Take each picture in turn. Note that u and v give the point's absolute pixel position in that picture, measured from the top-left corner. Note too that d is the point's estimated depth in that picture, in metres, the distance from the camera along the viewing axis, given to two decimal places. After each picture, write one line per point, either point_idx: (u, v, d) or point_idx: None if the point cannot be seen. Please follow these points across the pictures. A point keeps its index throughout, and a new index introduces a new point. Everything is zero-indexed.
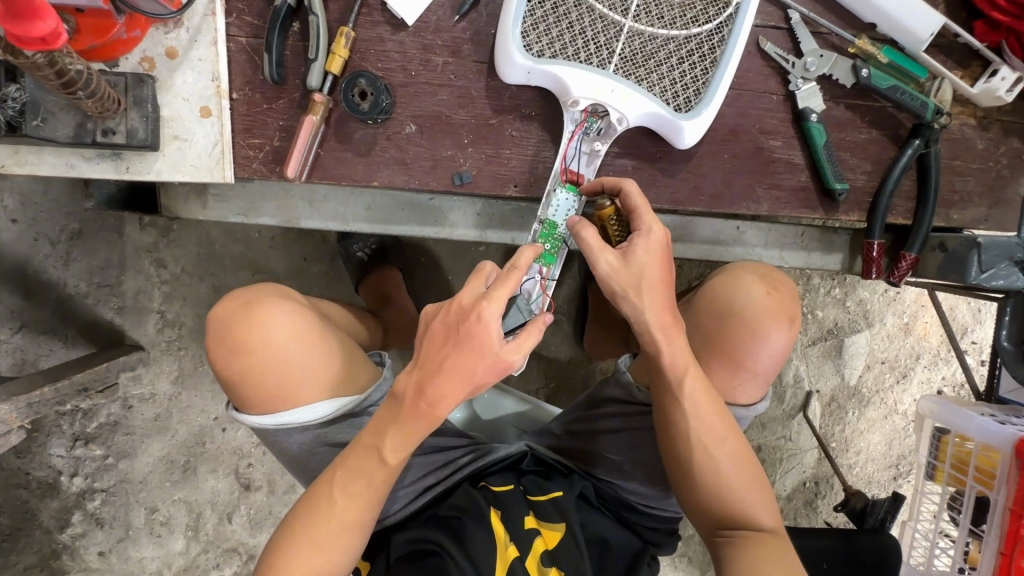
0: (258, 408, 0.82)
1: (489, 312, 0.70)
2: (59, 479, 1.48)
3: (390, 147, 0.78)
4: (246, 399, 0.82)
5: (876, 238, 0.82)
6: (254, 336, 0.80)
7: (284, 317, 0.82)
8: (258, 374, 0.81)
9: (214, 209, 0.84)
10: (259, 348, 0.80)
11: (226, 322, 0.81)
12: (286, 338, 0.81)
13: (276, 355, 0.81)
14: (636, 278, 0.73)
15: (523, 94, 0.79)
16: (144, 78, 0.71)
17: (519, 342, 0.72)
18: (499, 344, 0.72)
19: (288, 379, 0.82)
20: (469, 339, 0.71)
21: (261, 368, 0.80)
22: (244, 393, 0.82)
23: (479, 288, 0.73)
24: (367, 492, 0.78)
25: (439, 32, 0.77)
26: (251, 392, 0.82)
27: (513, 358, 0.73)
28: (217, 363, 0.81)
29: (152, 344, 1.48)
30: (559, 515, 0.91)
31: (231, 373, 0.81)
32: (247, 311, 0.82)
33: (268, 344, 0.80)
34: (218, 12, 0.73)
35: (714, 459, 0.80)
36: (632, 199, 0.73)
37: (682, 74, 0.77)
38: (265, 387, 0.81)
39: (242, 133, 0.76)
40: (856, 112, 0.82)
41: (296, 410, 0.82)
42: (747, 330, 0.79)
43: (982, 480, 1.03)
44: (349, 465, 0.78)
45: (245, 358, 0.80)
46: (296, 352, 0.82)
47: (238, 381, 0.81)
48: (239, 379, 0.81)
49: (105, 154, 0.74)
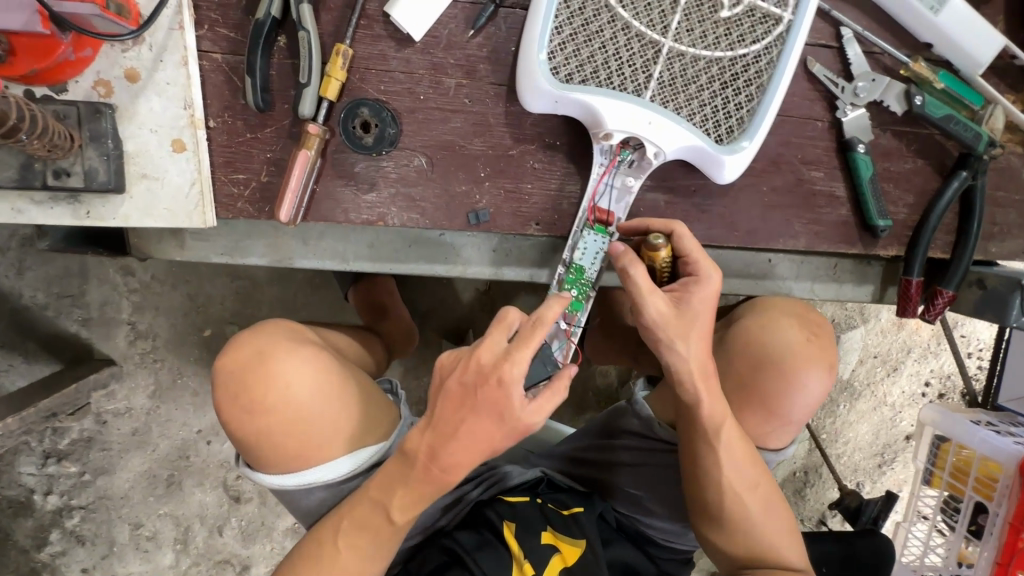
0: (276, 468, 0.73)
1: (512, 377, 0.62)
2: (32, 497, 1.38)
3: (396, 183, 0.69)
4: (261, 459, 0.73)
5: (915, 275, 0.78)
6: (271, 392, 0.70)
7: (304, 369, 0.72)
8: (276, 434, 0.71)
9: (192, 248, 0.73)
10: (277, 406, 0.70)
11: (237, 375, 0.71)
12: (308, 393, 0.72)
13: (297, 412, 0.71)
14: (688, 326, 0.67)
15: (547, 121, 0.70)
16: (102, 108, 0.59)
17: (540, 405, 0.65)
18: (521, 407, 0.65)
19: (310, 437, 0.72)
20: (489, 404, 0.64)
21: (280, 427, 0.71)
22: (260, 453, 0.72)
23: (498, 346, 0.65)
24: (373, 545, 0.72)
25: (451, 49, 0.66)
26: (267, 452, 0.72)
27: (533, 421, 0.66)
28: (227, 421, 0.72)
29: (123, 357, 1.36)
30: (579, 531, 0.87)
31: (245, 434, 0.71)
32: (262, 363, 0.71)
33: (288, 401, 0.71)
34: (187, 25, 0.61)
35: (746, 506, 0.75)
36: (685, 242, 0.68)
37: (725, 100, 0.68)
38: (284, 447, 0.72)
39: (222, 168, 0.65)
40: (902, 140, 0.76)
41: (318, 468, 0.74)
42: (781, 376, 0.74)
43: (981, 491, 0.96)
44: (354, 516, 0.71)
45: (262, 418, 0.70)
46: (319, 408, 0.72)
47: (253, 441, 0.72)
48: (255, 439, 0.71)
49: (58, 196, 0.62)
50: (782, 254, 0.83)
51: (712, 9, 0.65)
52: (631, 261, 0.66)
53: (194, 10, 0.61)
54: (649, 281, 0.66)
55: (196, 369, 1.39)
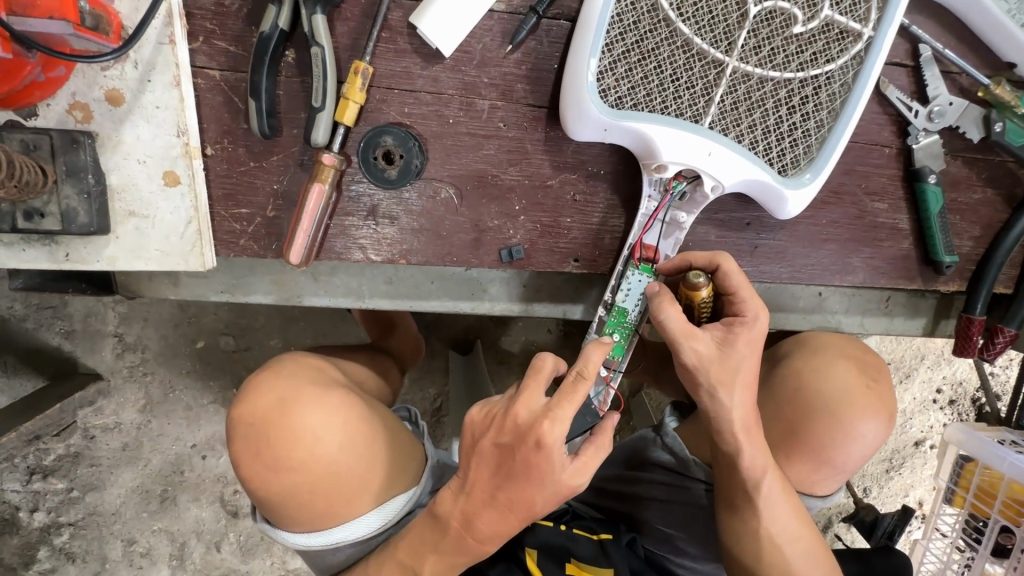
0: (302, 526, 0.64)
1: (554, 441, 0.54)
2: (17, 515, 1.27)
3: (421, 217, 0.61)
4: (285, 517, 0.64)
5: (977, 314, 0.73)
6: (296, 446, 0.61)
7: (333, 417, 0.63)
8: (303, 492, 0.62)
9: (190, 286, 0.65)
10: (304, 462, 0.61)
11: (256, 426, 0.62)
12: (338, 445, 0.63)
13: (327, 467, 0.62)
14: (732, 374, 0.60)
15: (591, 147, 0.62)
16: (80, 138, 0.50)
17: (586, 463, 0.58)
18: (564, 470, 0.57)
19: (340, 494, 0.64)
20: (527, 469, 0.56)
21: (307, 485, 0.62)
22: (284, 512, 0.63)
23: (537, 400, 0.56)
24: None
25: (485, 65, 0.58)
26: (291, 511, 0.63)
27: (578, 481, 0.58)
28: (245, 477, 0.62)
29: (111, 371, 1.25)
30: (607, 562, 0.79)
31: (268, 492, 0.62)
32: (285, 412, 0.62)
33: (317, 455, 0.62)
34: (179, 39, 0.52)
35: (788, 561, 0.69)
36: (732, 279, 0.60)
37: (791, 128, 0.60)
38: (312, 505, 0.63)
39: (222, 201, 0.57)
40: (973, 169, 0.69)
41: (349, 525, 0.65)
42: (832, 424, 0.69)
43: (1008, 516, 0.86)
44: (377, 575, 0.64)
45: (287, 475, 0.61)
46: (351, 461, 0.64)
47: (276, 500, 0.63)
48: (278, 497, 0.62)
49: (31, 237, 0.53)
50: (834, 287, 0.77)
51: (785, 24, 0.55)
52: (667, 305, 0.58)
53: (187, 19, 0.52)
54: (686, 324, 0.59)
55: (190, 381, 1.28)
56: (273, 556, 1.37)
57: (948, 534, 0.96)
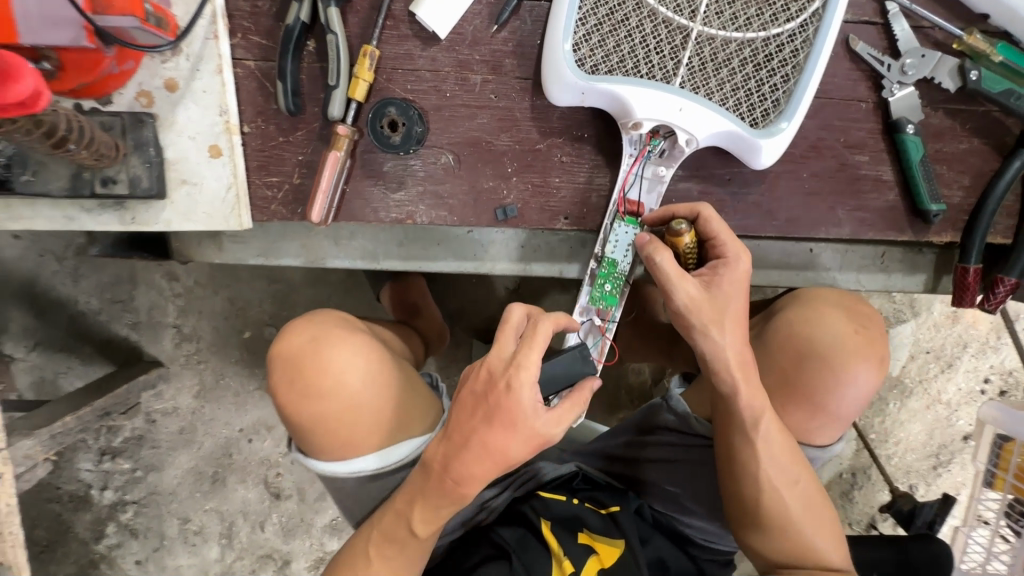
0: (327, 455, 0.72)
1: (520, 381, 0.60)
2: (90, 492, 1.42)
3: (424, 181, 0.69)
4: (312, 445, 0.72)
5: (972, 263, 0.73)
6: (326, 378, 0.70)
7: (356, 357, 0.71)
8: (329, 422, 0.70)
9: (232, 250, 0.75)
10: (330, 393, 0.70)
11: (291, 362, 0.71)
12: (362, 380, 0.71)
13: (352, 399, 0.70)
14: (721, 312, 0.63)
15: (574, 113, 0.69)
16: (144, 118, 0.62)
17: (558, 414, 0.62)
18: (535, 415, 0.61)
19: (360, 426, 0.71)
20: (498, 413, 0.61)
21: (332, 415, 0.70)
22: (312, 440, 0.71)
23: (507, 351, 0.63)
24: (402, 557, 0.71)
25: (476, 45, 0.66)
26: (320, 439, 0.71)
27: (552, 432, 0.62)
28: (280, 407, 0.71)
29: (170, 359, 1.41)
30: (618, 531, 0.84)
31: (299, 421, 0.70)
32: (316, 350, 0.71)
33: (341, 389, 0.70)
34: (222, 35, 0.63)
35: (785, 506, 0.70)
36: (712, 225, 0.64)
37: (759, 83, 0.65)
38: (336, 435, 0.71)
39: (256, 171, 0.67)
40: (956, 119, 0.71)
41: (370, 457, 0.73)
42: (827, 370, 0.70)
43: None
44: (382, 526, 0.71)
45: (316, 403, 0.70)
46: (373, 395, 0.72)
47: (306, 428, 0.71)
48: (309, 424, 0.70)
49: (105, 203, 0.65)
50: (825, 242, 0.79)
51: None
52: (659, 250, 0.63)
53: (228, 19, 0.63)
54: (675, 266, 0.63)
55: (237, 368, 1.43)
56: (311, 536, 1.49)
57: (991, 521, 0.93)
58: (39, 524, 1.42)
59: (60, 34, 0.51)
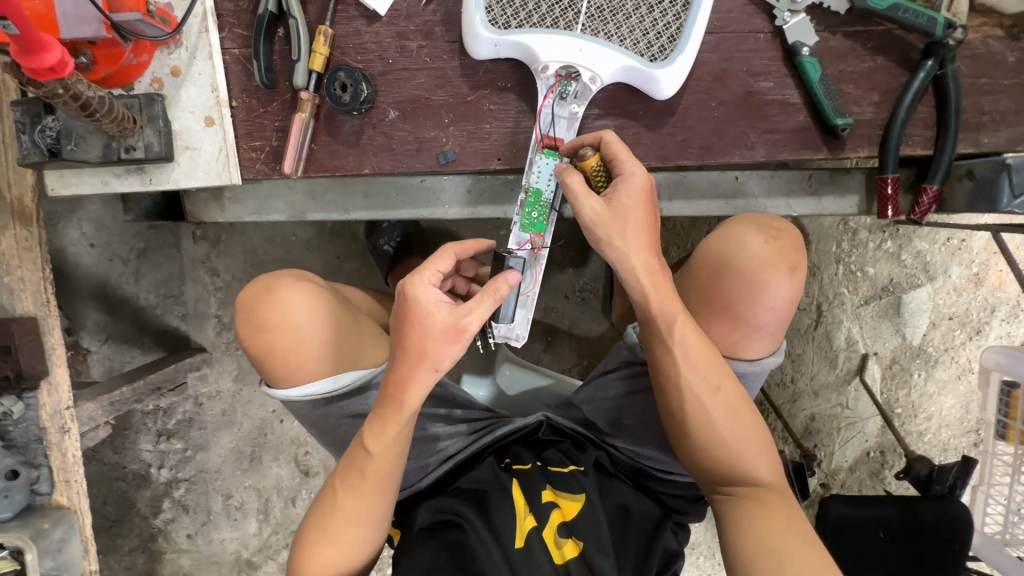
0: (283, 382, 0.84)
1: (413, 290, 0.68)
2: (149, 470, 1.58)
3: (376, 135, 0.82)
4: (271, 374, 0.84)
5: (889, 173, 0.77)
6: (276, 314, 0.81)
7: (303, 298, 0.83)
8: (281, 352, 0.82)
9: (232, 209, 0.94)
10: (278, 327, 0.81)
11: (249, 304, 0.83)
12: (307, 317, 0.82)
13: (298, 332, 0.82)
14: (623, 222, 0.70)
15: (497, 67, 0.80)
16: (154, 97, 0.79)
17: (467, 304, 0.69)
18: (442, 311, 0.69)
19: (307, 357, 0.82)
20: (407, 319, 0.69)
21: (284, 345, 0.82)
22: (270, 369, 0.83)
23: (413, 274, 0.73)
24: (366, 486, 0.75)
25: (411, 17, 0.80)
26: (275, 368, 0.83)
27: (459, 321, 0.68)
28: (243, 342, 0.84)
29: (213, 345, 1.54)
30: (578, 486, 0.90)
31: (258, 352, 0.83)
32: (269, 293, 0.83)
33: (288, 324, 0.81)
34: (212, 29, 0.80)
35: (708, 413, 0.75)
36: (613, 147, 0.71)
37: (653, 22, 0.75)
38: (287, 363, 0.82)
39: (243, 137, 0.83)
40: (855, 40, 0.76)
41: (318, 384, 0.84)
42: (743, 282, 0.76)
43: None
44: (345, 460, 0.76)
45: (268, 335, 0.81)
46: (316, 331, 0.82)
47: (263, 359, 0.83)
48: (265, 355, 0.82)
49: (129, 168, 0.83)
50: (746, 170, 0.88)
51: None
52: (568, 172, 0.72)
53: (218, 18, 0.81)
54: (582, 185, 0.72)
55: None
56: None
57: None
58: (108, 500, 1.58)
59: (85, 27, 0.69)
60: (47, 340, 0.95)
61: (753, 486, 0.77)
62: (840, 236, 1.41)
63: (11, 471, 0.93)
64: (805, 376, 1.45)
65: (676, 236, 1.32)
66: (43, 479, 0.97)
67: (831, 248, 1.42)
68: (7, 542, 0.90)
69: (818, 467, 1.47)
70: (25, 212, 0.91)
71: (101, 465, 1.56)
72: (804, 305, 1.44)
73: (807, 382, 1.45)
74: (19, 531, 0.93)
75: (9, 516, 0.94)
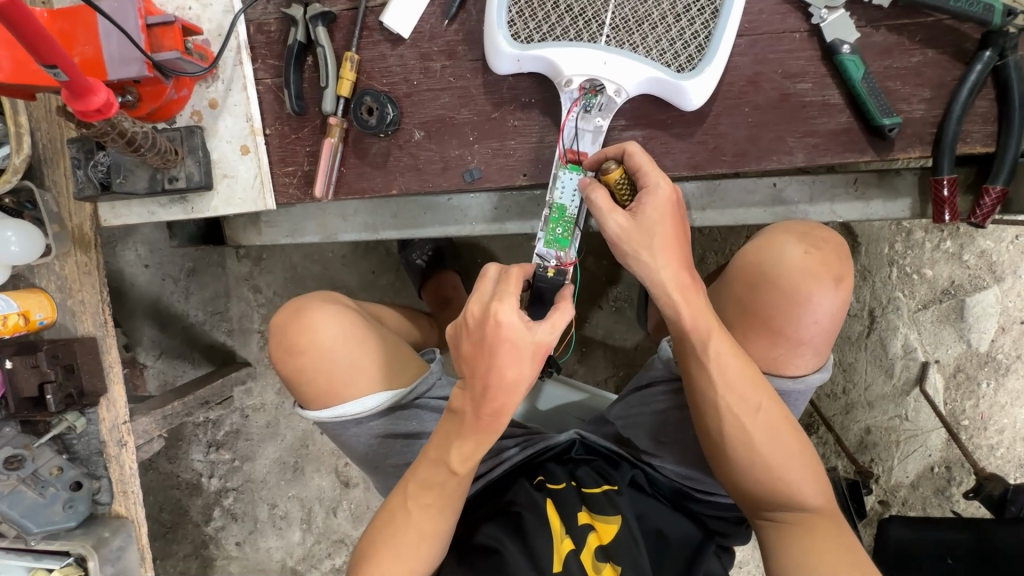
0: (315, 404, 0.86)
1: (503, 311, 0.64)
2: (201, 479, 1.63)
3: (403, 156, 0.83)
4: (303, 396, 0.86)
5: (945, 175, 0.71)
6: (306, 337, 0.84)
7: (331, 320, 0.85)
8: (312, 374, 0.84)
9: (268, 231, 1.01)
10: (308, 350, 0.83)
11: (281, 327, 0.85)
12: (334, 338, 0.84)
13: (327, 353, 0.84)
14: (648, 236, 0.69)
15: (521, 83, 0.80)
16: (194, 129, 0.83)
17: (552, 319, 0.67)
18: (530, 331, 0.66)
19: (336, 379, 0.84)
20: (495, 345, 0.66)
21: (314, 366, 0.84)
22: (302, 391, 0.86)
23: (483, 292, 0.68)
24: (442, 502, 0.75)
25: (433, 38, 0.81)
26: (308, 390, 0.85)
27: (552, 336, 0.67)
28: (276, 366, 0.86)
29: (257, 360, 1.57)
30: (614, 507, 0.86)
31: (290, 375, 0.85)
32: (298, 316, 0.85)
33: (317, 345, 0.83)
34: (246, 61, 0.83)
35: (749, 434, 0.71)
36: (636, 158, 0.70)
37: (680, 31, 0.73)
38: (318, 385, 0.85)
39: (277, 164, 0.86)
40: (900, 34, 0.72)
41: (350, 404, 0.85)
42: (781, 294, 0.73)
43: None
44: (419, 478, 0.75)
45: (299, 358, 0.84)
46: (343, 352, 0.84)
47: (296, 380, 0.85)
48: (297, 377, 0.85)
49: (174, 199, 0.87)
50: (784, 174, 0.85)
51: None
52: (592, 186, 0.71)
53: (251, 50, 0.84)
54: (608, 199, 0.70)
55: None
56: None
57: None
58: (163, 507, 1.64)
59: (130, 68, 0.73)
60: (106, 358, 0.99)
61: (801, 512, 0.73)
62: (893, 237, 1.33)
63: (74, 482, 0.98)
64: (858, 386, 1.36)
65: (714, 242, 1.28)
66: (104, 489, 1.01)
67: (884, 251, 1.33)
68: (73, 549, 0.95)
69: (875, 483, 1.37)
70: (85, 240, 0.96)
71: (159, 473, 1.63)
72: (855, 310, 1.35)
73: (861, 393, 1.36)
74: (82, 539, 0.97)
75: (74, 524, 0.98)
